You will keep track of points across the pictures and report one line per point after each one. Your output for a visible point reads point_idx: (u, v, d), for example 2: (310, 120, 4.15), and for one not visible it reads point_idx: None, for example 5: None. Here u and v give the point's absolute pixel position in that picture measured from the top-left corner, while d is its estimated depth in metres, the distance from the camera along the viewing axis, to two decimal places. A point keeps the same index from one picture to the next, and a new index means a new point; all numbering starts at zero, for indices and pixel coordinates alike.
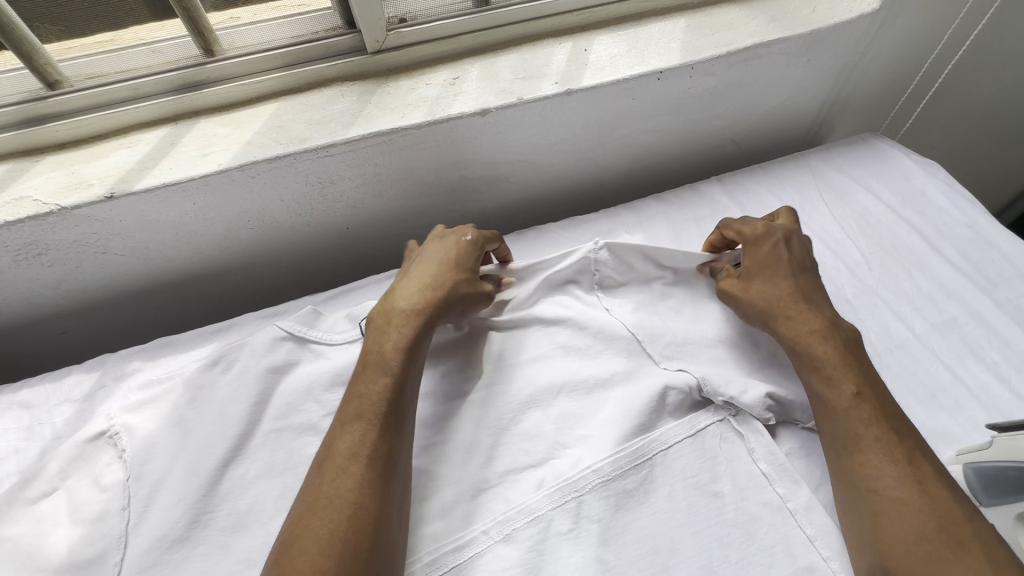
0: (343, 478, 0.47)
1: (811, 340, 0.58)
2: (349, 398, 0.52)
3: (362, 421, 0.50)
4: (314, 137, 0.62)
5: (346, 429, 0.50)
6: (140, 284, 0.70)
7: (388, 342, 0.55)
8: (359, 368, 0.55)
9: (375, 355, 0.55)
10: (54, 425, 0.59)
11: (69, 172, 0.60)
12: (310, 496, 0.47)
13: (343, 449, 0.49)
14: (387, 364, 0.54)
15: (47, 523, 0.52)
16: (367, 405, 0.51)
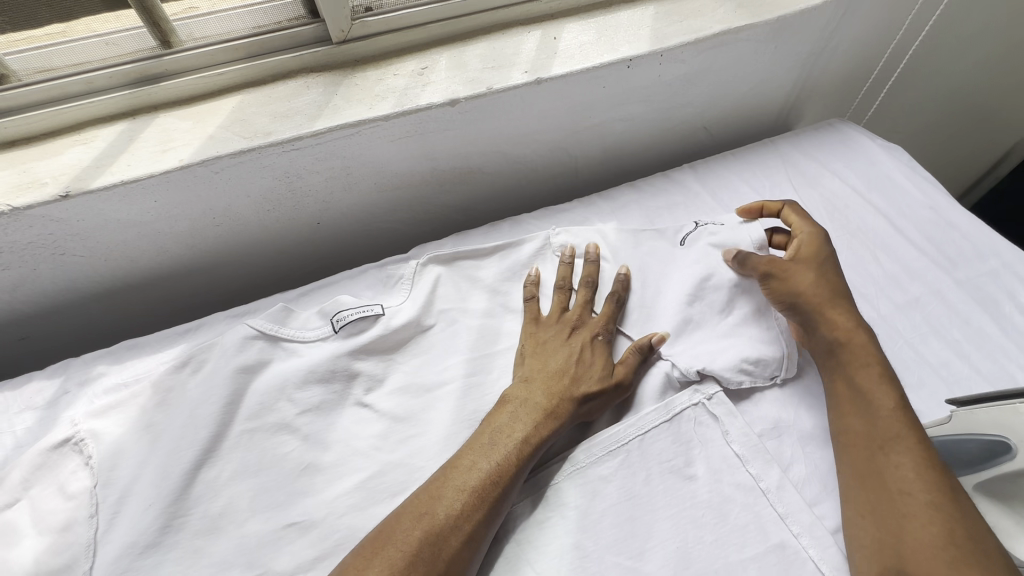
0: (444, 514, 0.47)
1: (842, 331, 0.58)
2: (463, 464, 0.51)
3: (486, 456, 0.51)
4: (279, 130, 0.61)
5: (467, 468, 0.50)
6: (105, 285, 0.68)
7: (521, 433, 0.53)
8: (488, 427, 0.54)
9: (506, 438, 0.53)
10: (15, 433, 0.57)
11: (20, 171, 0.58)
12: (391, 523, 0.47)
13: (451, 501, 0.48)
14: (509, 458, 0.51)
15: (11, 534, 0.50)
16: (500, 459, 0.51)
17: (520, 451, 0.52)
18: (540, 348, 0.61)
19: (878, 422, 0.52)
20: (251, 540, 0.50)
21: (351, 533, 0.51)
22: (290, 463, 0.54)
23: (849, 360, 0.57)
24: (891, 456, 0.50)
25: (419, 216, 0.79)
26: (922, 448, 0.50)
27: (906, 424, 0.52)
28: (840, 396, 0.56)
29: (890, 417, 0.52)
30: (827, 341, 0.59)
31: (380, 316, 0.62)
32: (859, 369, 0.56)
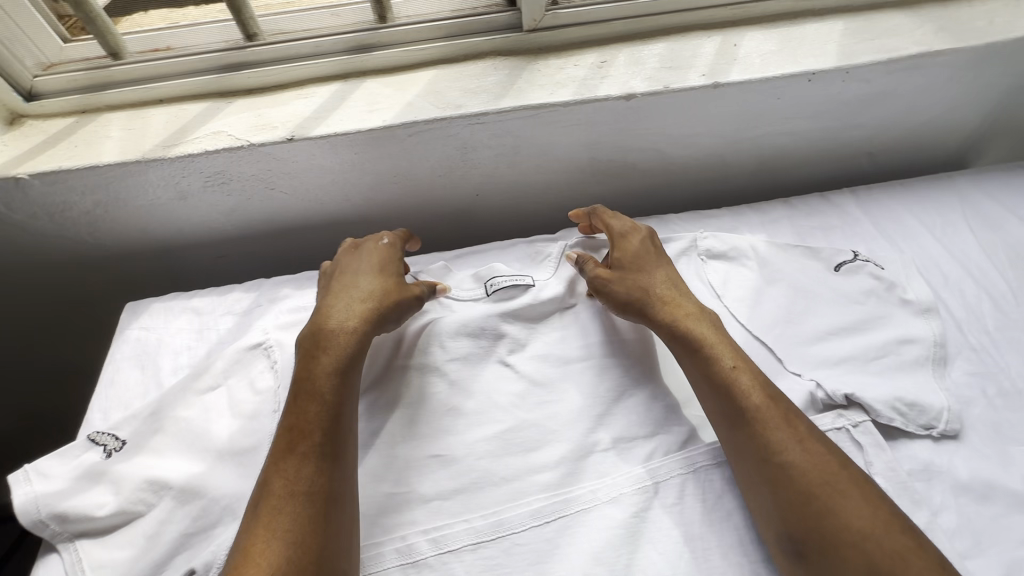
0: (279, 517, 0.46)
1: (744, 378, 0.55)
2: (303, 385, 0.54)
3: (298, 459, 0.49)
4: (468, 104, 0.67)
5: (289, 479, 0.48)
6: (294, 222, 0.78)
7: (331, 343, 0.56)
8: (279, 445, 0.50)
9: (305, 367, 0.55)
10: (219, 331, 0.68)
11: (257, 114, 0.69)
12: (245, 542, 0.45)
13: (287, 510, 0.47)
14: (339, 348, 0.56)
15: (212, 412, 0.60)
16: (307, 451, 0.49)
17: (311, 432, 0.50)
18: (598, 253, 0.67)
19: (786, 465, 0.50)
20: (399, 460, 0.56)
21: (487, 475, 0.55)
22: (438, 402, 0.60)
23: (749, 408, 0.53)
24: (842, 527, 0.46)
25: (565, 202, 0.83)
26: (833, 475, 0.49)
27: (831, 479, 0.48)
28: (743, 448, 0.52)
29: (798, 459, 0.50)
30: (741, 398, 0.54)
31: (529, 286, 0.67)
32: (769, 419, 0.52)
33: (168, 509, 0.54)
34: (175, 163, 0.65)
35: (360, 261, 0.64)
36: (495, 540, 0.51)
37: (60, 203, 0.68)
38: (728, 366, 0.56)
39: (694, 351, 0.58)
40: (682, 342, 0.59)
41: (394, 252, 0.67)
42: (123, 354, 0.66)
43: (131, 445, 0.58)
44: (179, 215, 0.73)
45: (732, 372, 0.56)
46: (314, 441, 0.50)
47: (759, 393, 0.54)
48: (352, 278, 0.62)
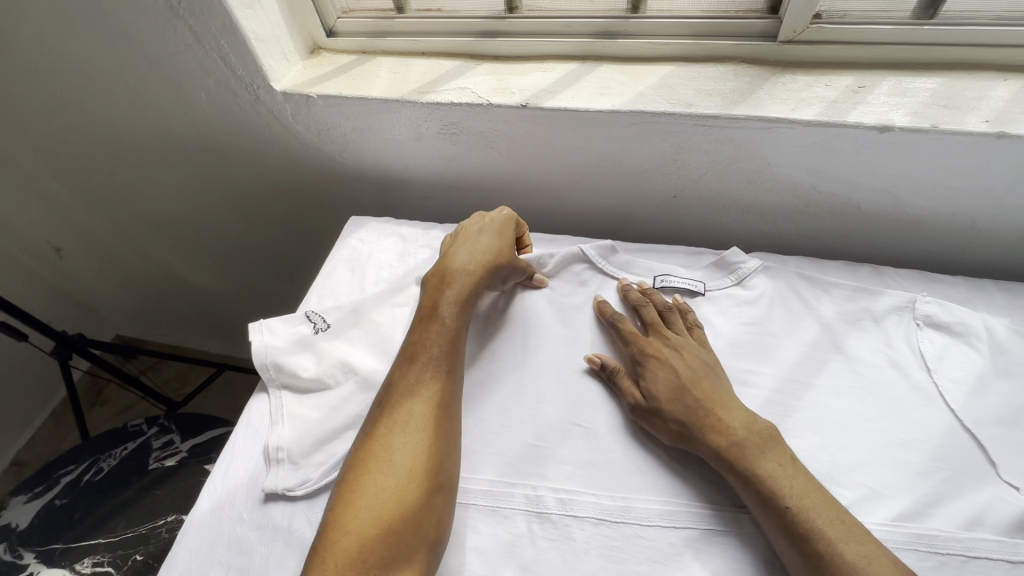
0: (414, 404, 0.54)
1: (765, 455, 0.51)
2: (425, 316, 0.61)
3: (425, 365, 0.57)
4: (700, 104, 0.66)
5: (410, 381, 0.56)
6: (495, 181, 0.84)
7: (455, 286, 0.63)
8: (405, 351, 0.59)
9: (431, 299, 0.63)
10: (417, 258, 0.77)
11: (499, 79, 0.75)
12: (381, 423, 0.53)
13: (415, 402, 0.54)
14: (459, 286, 0.64)
15: (398, 324, 0.69)
16: (431, 369, 0.57)
17: (434, 346, 0.58)
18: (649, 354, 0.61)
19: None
20: (545, 417, 0.60)
21: (623, 462, 0.56)
22: (591, 378, 0.62)
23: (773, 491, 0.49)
24: None
25: (762, 226, 0.79)
26: None
27: None
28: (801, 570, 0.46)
29: (849, 550, 0.45)
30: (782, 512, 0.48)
31: (701, 295, 0.68)
32: (800, 505, 0.48)
33: (353, 389, 0.64)
34: (424, 109, 0.75)
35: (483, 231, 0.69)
36: (619, 524, 0.52)
37: (329, 123, 0.81)
38: (750, 443, 0.52)
39: (710, 423, 0.54)
40: (699, 415, 0.54)
41: (512, 223, 0.71)
42: (341, 256, 0.78)
43: (334, 329, 0.68)
44: (408, 155, 0.83)
45: (750, 448, 0.52)
46: (434, 359, 0.57)
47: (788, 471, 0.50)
48: (471, 246, 0.68)
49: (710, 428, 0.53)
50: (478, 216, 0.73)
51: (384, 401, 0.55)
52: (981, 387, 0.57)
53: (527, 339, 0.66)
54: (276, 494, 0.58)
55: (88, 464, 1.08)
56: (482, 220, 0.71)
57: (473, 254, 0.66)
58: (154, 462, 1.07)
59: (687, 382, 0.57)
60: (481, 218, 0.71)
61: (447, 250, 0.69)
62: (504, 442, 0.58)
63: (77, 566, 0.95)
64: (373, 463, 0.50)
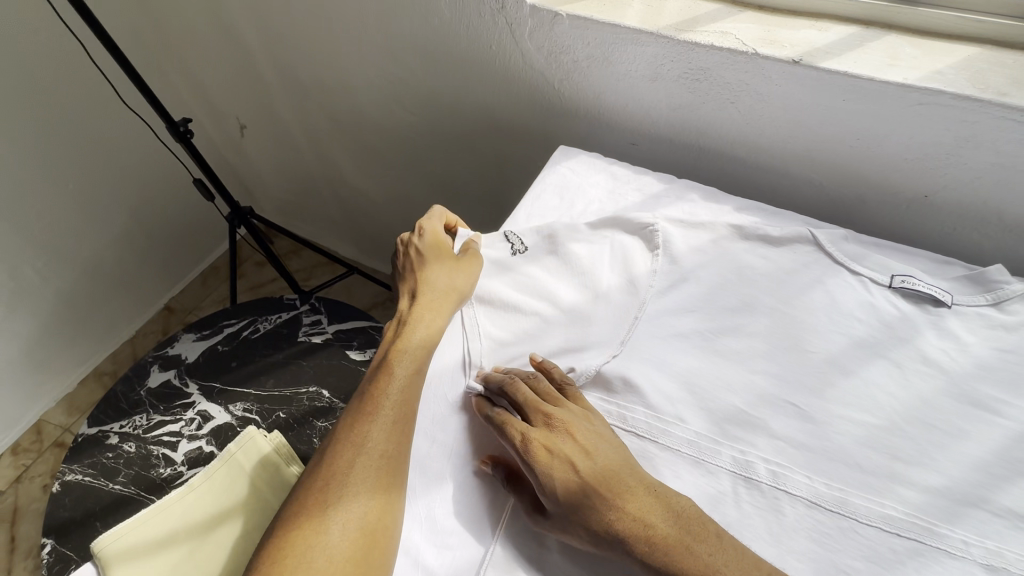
0: (353, 470, 0.54)
1: (708, 557, 0.45)
2: (375, 374, 0.61)
3: (375, 423, 0.56)
4: (1016, 95, 0.58)
5: (362, 439, 0.55)
6: (715, 140, 0.79)
7: (409, 341, 0.62)
8: (363, 402, 0.58)
9: (382, 362, 0.62)
10: (628, 199, 0.75)
11: (766, 29, 0.70)
12: (314, 496, 0.53)
13: (357, 464, 0.54)
14: (412, 341, 0.62)
15: (602, 262, 0.68)
16: (379, 427, 0.56)
17: (385, 403, 0.57)
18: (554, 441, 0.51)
19: None
20: (757, 387, 0.57)
21: (844, 454, 0.52)
22: (811, 361, 0.58)
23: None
24: None
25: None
26: None
27: None
28: None
29: None
30: None
31: (946, 307, 0.61)
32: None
33: (541, 321, 0.64)
34: (676, 46, 0.71)
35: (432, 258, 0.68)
36: (833, 514, 0.49)
37: (564, 47, 0.80)
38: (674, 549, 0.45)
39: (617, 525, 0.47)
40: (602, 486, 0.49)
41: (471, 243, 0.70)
42: (549, 180, 0.77)
43: (532, 254, 0.69)
44: (633, 94, 0.80)
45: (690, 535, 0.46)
46: (383, 419, 0.56)
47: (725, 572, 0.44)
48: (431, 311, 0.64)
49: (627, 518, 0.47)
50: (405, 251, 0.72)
51: (326, 464, 0.55)
52: None
53: (741, 305, 0.63)
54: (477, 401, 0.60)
55: (247, 321, 1.19)
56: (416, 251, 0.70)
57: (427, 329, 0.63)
58: (303, 336, 1.16)
59: (590, 482, 0.49)
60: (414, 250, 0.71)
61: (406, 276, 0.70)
62: (712, 401, 0.56)
63: (230, 406, 1.07)
64: (311, 521, 0.51)
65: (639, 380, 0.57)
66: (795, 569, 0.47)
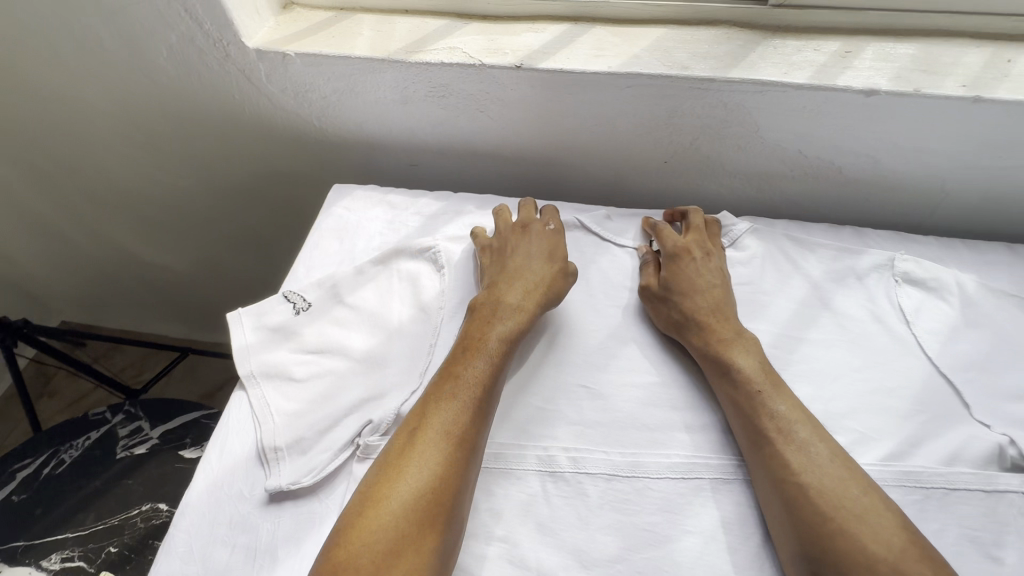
0: (431, 449, 0.49)
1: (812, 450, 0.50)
2: (459, 352, 0.57)
3: (458, 401, 0.52)
4: (696, 68, 0.66)
5: (442, 419, 0.51)
6: (484, 147, 0.82)
7: (504, 317, 0.59)
8: (444, 380, 0.54)
9: (479, 328, 0.58)
10: (407, 226, 0.74)
11: (490, 39, 0.73)
12: (389, 465, 0.49)
13: (433, 444, 0.50)
14: (507, 325, 0.59)
15: (390, 297, 0.67)
16: (462, 398, 0.53)
17: (474, 384, 0.54)
18: (524, 254, 0.65)
19: None
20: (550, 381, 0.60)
21: (631, 419, 0.57)
22: (593, 341, 0.63)
23: (797, 449, 0.50)
24: None
25: (750, 191, 0.79)
26: None
27: None
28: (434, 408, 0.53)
29: None
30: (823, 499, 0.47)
31: None
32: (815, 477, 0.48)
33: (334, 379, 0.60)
34: (412, 68, 0.72)
35: (541, 248, 0.66)
36: (629, 479, 0.53)
37: (308, 85, 0.77)
38: (770, 423, 0.52)
39: (746, 389, 0.54)
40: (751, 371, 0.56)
41: (558, 239, 0.68)
42: (326, 226, 0.74)
43: (316, 310, 0.66)
44: (395, 118, 0.80)
45: (781, 420, 0.52)
46: (472, 394, 0.53)
47: (798, 456, 0.50)
48: (520, 258, 0.65)
49: (704, 330, 0.59)
50: (518, 229, 0.68)
51: (410, 429, 0.51)
52: (953, 336, 0.62)
53: None
54: (281, 493, 0.53)
55: (47, 457, 1.00)
56: (527, 235, 0.67)
57: (532, 274, 0.63)
58: (123, 451, 1.01)
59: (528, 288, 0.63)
60: (526, 233, 0.68)
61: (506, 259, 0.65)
62: (513, 407, 0.58)
63: (44, 563, 0.89)
64: (385, 477, 0.48)
65: None
66: (604, 544, 0.50)
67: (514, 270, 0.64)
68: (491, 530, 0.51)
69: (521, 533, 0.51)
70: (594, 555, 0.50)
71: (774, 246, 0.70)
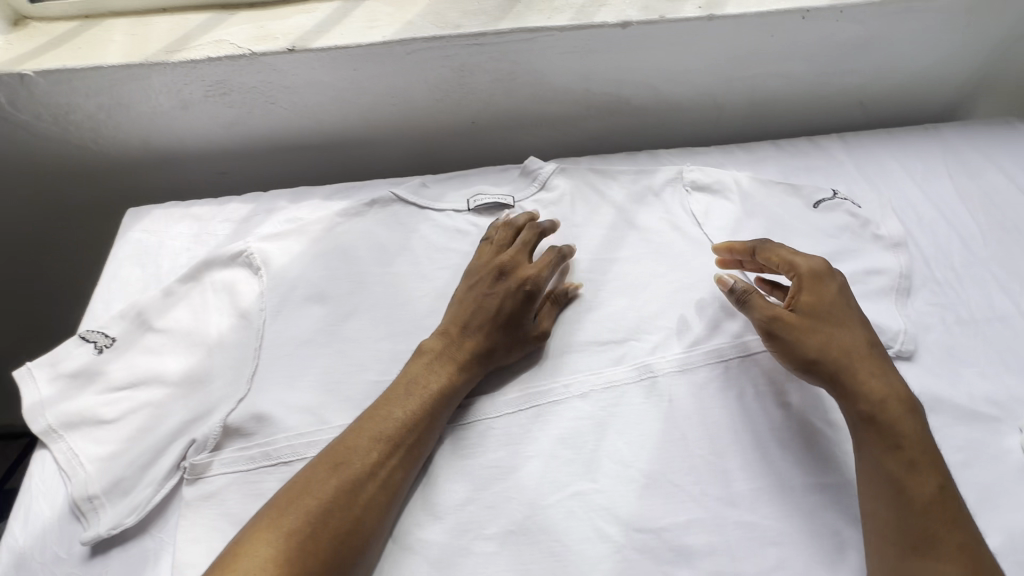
0: (333, 489, 0.46)
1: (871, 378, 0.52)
2: (394, 397, 0.52)
3: (384, 446, 0.49)
4: (467, 25, 0.68)
5: (363, 462, 0.48)
6: (292, 140, 0.79)
7: (451, 367, 0.55)
8: (367, 424, 0.50)
9: (427, 375, 0.54)
10: (217, 236, 0.70)
11: (258, 26, 0.69)
12: (290, 499, 0.45)
13: (341, 484, 0.47)
14: (457, 377, 0.54)
15: (205, 311, 0.63)
16: (393, 445, 0.50)
17: (407, 431, 0.51)
18: (474, 302, 0.58)
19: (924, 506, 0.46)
20: (385, 353, 0.60)
21: None
22: (422, 306, 0.63)
23: (871, 398, 0.51)
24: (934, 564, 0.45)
25: (558, 136, 0.84)
26: (947, 510, 0.46)
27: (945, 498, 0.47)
28: (367, 433, 0.50)
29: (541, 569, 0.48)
30: (894, 430, 0.49)
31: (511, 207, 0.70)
32: (880, 411, 0.50)
33: (151, 411, 0.56)
34: (178, 69, 0.67)
35: (490, 297, 0.58)
36: (470, 424, 0.55)
37: (66, 105, 0.69)
38: (886, 403, 0.50)
39: (866, 366, 0.52)
40: (831, 356, 0.53)
41: (523, 296, 0.58)
42: (124, 253, 0.68)
43: (122, 344, 0.60)
44: (182, 126, 0.75)
45: (885, 386, 0.51)
46: (399, 432, 0.50)
47: (912, 447, 0.49)
48: (472, 306, 0.58)
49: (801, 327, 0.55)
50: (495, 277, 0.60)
51: (328, 471, 0.47)
52: (736, 228, 0.70)
53: (351, 287, 0.65)
54: (105, 542, 0.50)
55: None
56: (501, 288, 0.59)
57: (483, 317, 0.57)
58: None
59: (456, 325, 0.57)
60: (500, 283, 0.59)
61: (474, 308, 0.58)
62: (350, 388, 0.58)
63: None
64: (296, 515, 0.45)
65: (269, 409, 0.55)
66: (453, 492, 0.52)
67: (472, 301, 0.59)
68: None
69: None
70: (445, 504, 0.51)
71: (580, 180, 0.74)
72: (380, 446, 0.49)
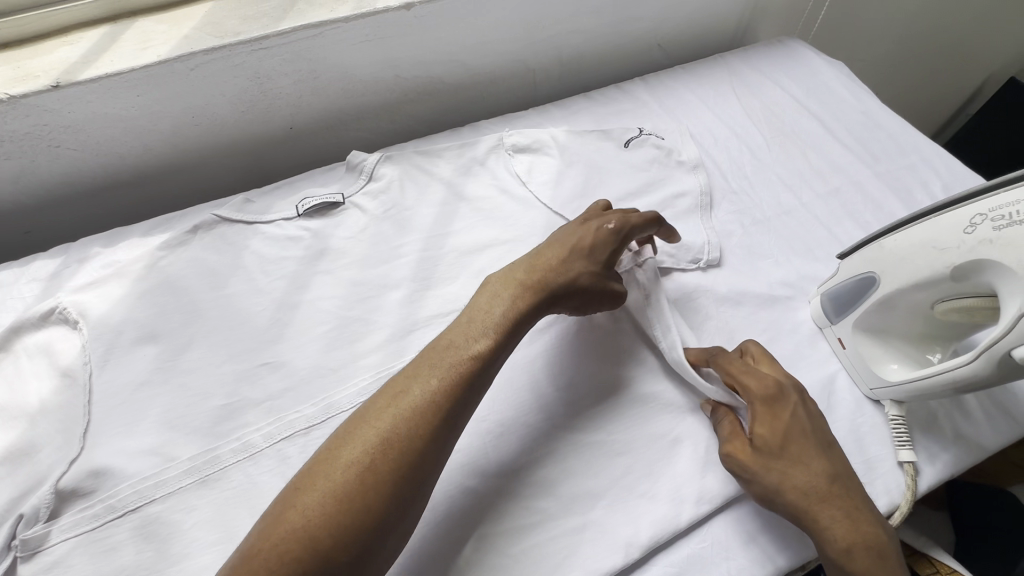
0: (383, 420, 0.44)
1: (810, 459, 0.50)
2: (459, 329, 0.51)
3: (435, 374, 0.47)
4: (248, 30, 0.66)
5: (417, 393, 0.46)
6: (97, 180, 0.75)
7: (516, 291, 0.53)
8: (426, 357, 0.49)
9: (486, 303, 0.53)
10: (25, 299, 0.65)
11: (15, 66, 0.63)
12: (343, 438, 0.44)
13: (395, 418, 0.45)
14: (525, 302, 0.53)
15: (18, 380, 0.57)
16: (445, 376, 0.47)
17: (462, 362, 0.48)
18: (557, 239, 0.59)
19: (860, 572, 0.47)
20: (229, 375, 0.59)
21: (316, 368, 0.59)
22: (262, 319, 0.62)
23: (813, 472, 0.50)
24: None
25: (383, 124, 0.85)
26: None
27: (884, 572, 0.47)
28: (426, 370, 0.47)
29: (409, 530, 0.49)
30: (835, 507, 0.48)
31: (341, 204, 0.70)
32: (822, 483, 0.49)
33: None
34: None
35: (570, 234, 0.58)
36: (327, 420, 0.57)
37: None
38: (829, 476, 0.50)
39: (800, 443, 0.51)
40: (776, 443, 0.51)
41: (605, 231, 0.58)
42: None
43: None
44: None
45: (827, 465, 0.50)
46: (461, 366, 0.48)
47: (857, 524, 0.48)
48: (558, 238, 0.58)
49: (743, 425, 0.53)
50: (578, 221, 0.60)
51: (384, 404, 0.46)
52: (559, 179, 0.73)
53: (182, 317, 0.62)
54: None
55: None
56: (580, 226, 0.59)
57: (559, 248, 0.57)
58: None
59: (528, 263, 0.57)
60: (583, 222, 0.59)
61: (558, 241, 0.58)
62: (196, 416, 0.56)
63: None
64: (349, 448, 0.43)
65: (106, 462, 0.52)
66: None
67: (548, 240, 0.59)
68: (205, 539, 0.51)
69: (237, 523, 0.52)
70: None
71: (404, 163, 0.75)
72: (431, 377, 0.47)
